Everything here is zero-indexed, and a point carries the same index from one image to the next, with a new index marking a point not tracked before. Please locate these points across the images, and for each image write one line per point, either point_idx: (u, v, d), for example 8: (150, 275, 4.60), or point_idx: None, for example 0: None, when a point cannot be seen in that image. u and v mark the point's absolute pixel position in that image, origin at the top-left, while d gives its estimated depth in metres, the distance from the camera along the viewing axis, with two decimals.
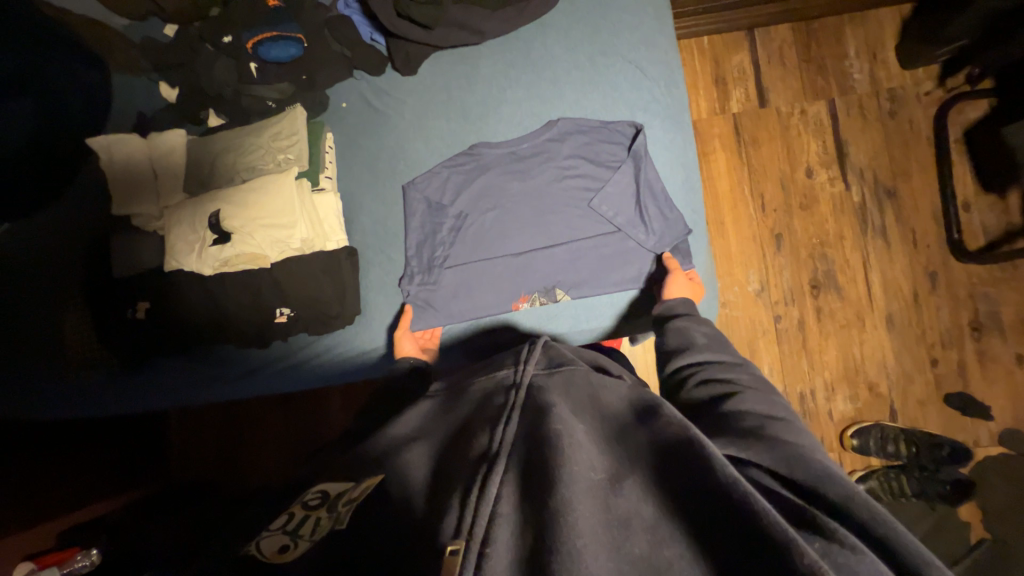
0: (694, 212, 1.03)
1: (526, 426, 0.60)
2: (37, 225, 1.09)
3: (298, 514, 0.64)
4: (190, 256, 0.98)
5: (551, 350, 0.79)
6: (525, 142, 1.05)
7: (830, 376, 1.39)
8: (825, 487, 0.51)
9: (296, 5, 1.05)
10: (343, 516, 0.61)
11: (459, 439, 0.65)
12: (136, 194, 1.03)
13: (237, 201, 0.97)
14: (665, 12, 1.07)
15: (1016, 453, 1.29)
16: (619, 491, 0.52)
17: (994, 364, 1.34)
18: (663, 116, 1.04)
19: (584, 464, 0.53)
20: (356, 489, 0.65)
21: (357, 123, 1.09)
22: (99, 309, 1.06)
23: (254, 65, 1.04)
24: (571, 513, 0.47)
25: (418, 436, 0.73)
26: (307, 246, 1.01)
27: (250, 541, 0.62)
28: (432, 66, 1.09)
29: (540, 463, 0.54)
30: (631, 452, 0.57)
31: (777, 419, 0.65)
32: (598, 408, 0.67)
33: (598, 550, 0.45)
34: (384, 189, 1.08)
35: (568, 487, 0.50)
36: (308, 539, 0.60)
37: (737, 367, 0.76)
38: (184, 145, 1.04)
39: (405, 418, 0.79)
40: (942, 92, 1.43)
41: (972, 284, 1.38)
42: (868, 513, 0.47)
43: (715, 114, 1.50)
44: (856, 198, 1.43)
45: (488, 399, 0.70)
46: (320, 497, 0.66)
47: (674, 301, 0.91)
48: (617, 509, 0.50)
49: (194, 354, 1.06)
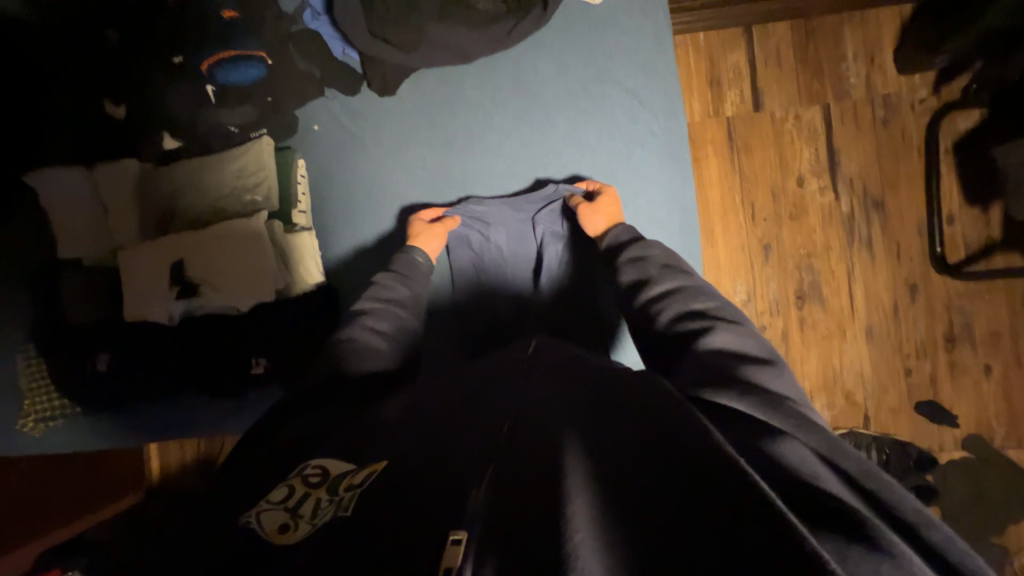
0: (693, 256, 1.01)
1: (516, 418, 0.57)
2: None
3: (299, 490, 0.55)
4: (149, 307, 0.94)
5: (548, 347, 0.79)
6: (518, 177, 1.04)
7: (809, 385, 1.43)
8: (839, 459, 0.49)
9: (252, 24, 1.00)
10: (347, 502, 0.50)
11: (442, 427, 0.60)
12: (84, 233, 0.97)
13: (199, 248, 0.91)
14: (666, 36, 1.02)
15: (974, 457, 1.37)
16: (612, 485, 0.45)
17: (964, 375, 1.40)
18: (660, 152, 1.02)
19: (576, 458, 0.48)
20: (360, 473, 0.54)
21: (329, 148, 1.03)
22: (55, 351, 0.99)
23: (212, 89, 0.97)
24: (569, 511, 0.42)
25: (383, 405, 0.70)
26: (284, 292, 0.98)
27: (245, 512, 0.53)
28: (411, 88, 1.03)
29: (523, 462, 0.50)
30: (620, 423, 0.52)
31: (744, 359, 0.66)
32: (584, 377, 0.64)
33: (593, 546, 0.39)
34: (363, 223, 1.03)
35: (566, 485, 0.44)
36: (310, 524, 0.50)
37: (708, 300, 0.76)
38: (138, 179, 0.97)
39: (389, 396, 0.72)
40: (935, 101, 1.40)
41: (950, 296, 1.40)
42: (881, 486, 0.46)
43: (708, 118, 1.45)
44: (845, 209, 1.42)
45: (482, 388, 0.69)
46: (321, 474, 0.56)
47: (616, 229, 0.92)
48: (609, 504, 0.43)
49: (157, 399, 1.01)
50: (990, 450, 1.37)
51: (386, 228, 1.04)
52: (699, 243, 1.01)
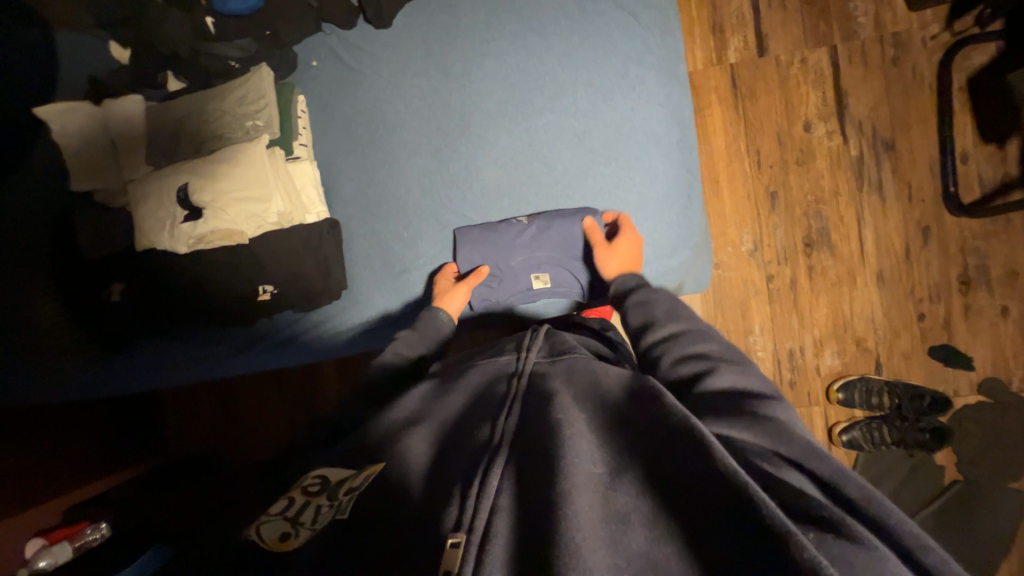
0: (690, 171, 1.06)
1: (524, 419, 0.62)
2: (11, 207, 1.12)
3: (298, 501, 0.62)
4: (162, 234, 0.98)
5: (552, 336, 0.84)
6: (563, 270, 1.05)
7: (819, 333, 1.41)
8: (842, 484, 0.51)
9: None
10: (345, 505, 0.59)
11: (461, 430, 0.66)
12: (95, 169, 1.03)
13: (208, 174, 0.95)
14: None
15: (991, 400, 1.34)
16: (617, 484, 0.51)
17: (980, 317, 1.37)
18: (656, 69, 1.04)
19: (583, 457, 0.53)
20: (358, 477, 0.62)
21: (329, 81, 1.09)
22: (75, 287, 1.08)
23: (212, 20, 1.02)
24: (570, 507, 0.47)
25: (418, 420, 0.72)
26: (285, 219, 1.00)
27: (248, 526, 0.60)
28: (406, 18, 1.07)
29: (539, 458, 0.55)
30: (633, 434, 0.56)
31: (778, 410, 0.63)
32: (597, 390, 0.66)
33: (597, 544, 0.46)
34: (364, 154, 1.09)
35: (569, 480, 0.50)
36: (310, 528, 0.58)
37: (706, 339, 0.76)
38: (141, 113, 1.03)
39: (405, 399, 0.77)
40: (948, 36, 1.36)
41: (965, 237, 1.37)
42: (877, 505, 0.49)
43: (711, 65, 1.43)
44: (853, 152, 1.39)
45: (490, 388, 0.73)
46: (321, 483, 0.64)
47: (624, 276, 0.94)
48: (614, 504, 0.50)
49: (175, 331, 1.10)
50: (1008, 393, 1.34)
51: (386, 158, 1.08)
52: (698, 160, 1.06)
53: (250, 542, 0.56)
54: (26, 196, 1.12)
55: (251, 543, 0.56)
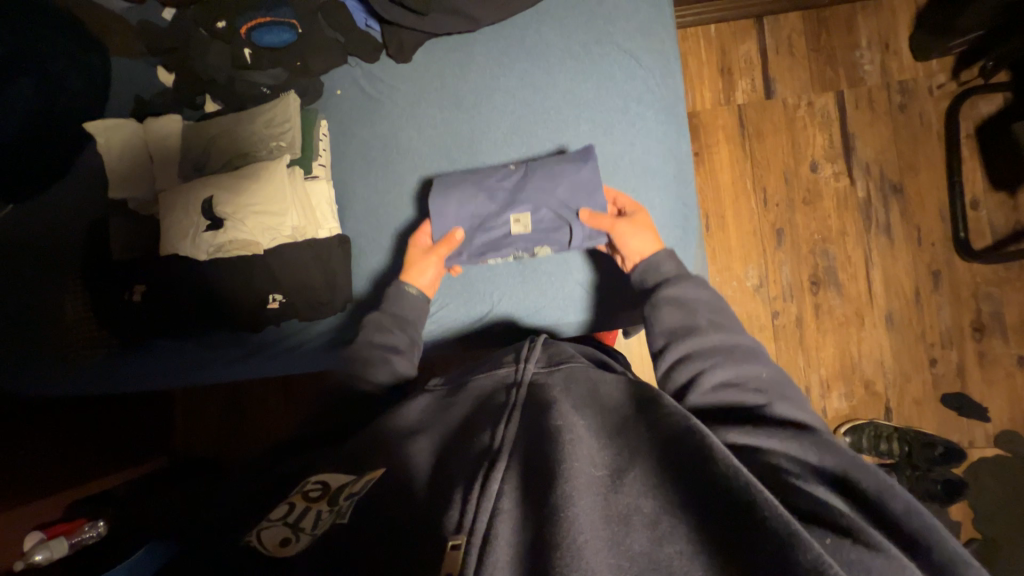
0: (687, 205, 1.09)
1: (526, 423, 0.62)
2: (55, 211, 1.21)
3: (299, 507, 0.64)
4: (184, 240, 1.05)
5: (551, 346, 0.83)
6: (542, 209, 1.03)
7: (826, 374, 1.38)
8: (887, 498, 0.52)
9: None
10: (344, 509, 0.61)
11: (461, 436, 0.66)
12: (131, 178, 1.12)
13: (231, 189, 1.03)
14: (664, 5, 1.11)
15: (1009, 454, 1.29)
16: (619, 486, 0.51)
17: (995, 366, 1.33)
18: (656, 108, 1.09)
19: (584, 461, 0.53)
20: (357, 483, 0.65)
21: (350, 109, 1.17)
22: (104, 288, 1.15)
23: (248, 51, 1.12)
24: (570, 509, 0.47)
25: (421, 429, 0.73)
26: (299, 234, 1.07)
27: (250, 532, 0.62)
28: (423, 54, 1.15)
29: (541, 462, 0.55)
30: (636, 439, 0.56)
31: (819, 431, 0.65)
32: (597, 398, 0.66)
33: (598, 544, 0.46)
34: (377, 176, 1.15)
35: (568, 482, 0.50)
36: (310, 533, 0.60)
37: (750, 361, 0.77)
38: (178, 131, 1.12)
39: (410, 408, 0.79)
40: (955, 86, 1.39)
41: (977, 283, 1.35)
42: (922, 523, 0.49)
43: (719, 105, 1.47)
44: (861, 194, 1.40)
45: (490, 397, 0.73)
46: (321, 489, 0.66)
47: (653, 256, 0.93)
48: (616, 505, 0.49)
49: (193, 335, 1.16)
50: None
51: (397, 181, 1.14)
52: (695, 195, 1.09)
53: (254, 547, 0.58)
54: (69, 202, 1.21)
55: (252, 548, 0.59)
